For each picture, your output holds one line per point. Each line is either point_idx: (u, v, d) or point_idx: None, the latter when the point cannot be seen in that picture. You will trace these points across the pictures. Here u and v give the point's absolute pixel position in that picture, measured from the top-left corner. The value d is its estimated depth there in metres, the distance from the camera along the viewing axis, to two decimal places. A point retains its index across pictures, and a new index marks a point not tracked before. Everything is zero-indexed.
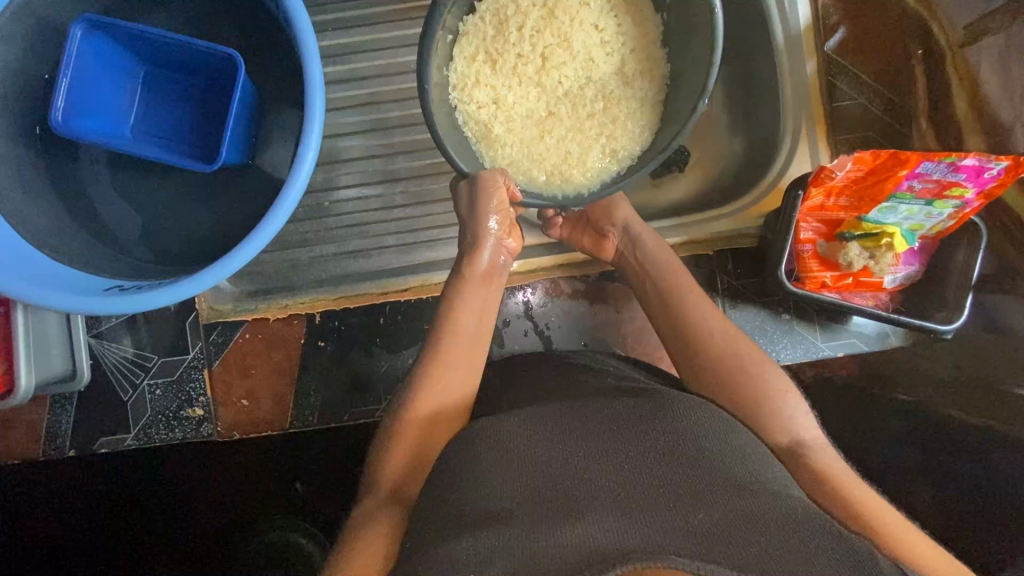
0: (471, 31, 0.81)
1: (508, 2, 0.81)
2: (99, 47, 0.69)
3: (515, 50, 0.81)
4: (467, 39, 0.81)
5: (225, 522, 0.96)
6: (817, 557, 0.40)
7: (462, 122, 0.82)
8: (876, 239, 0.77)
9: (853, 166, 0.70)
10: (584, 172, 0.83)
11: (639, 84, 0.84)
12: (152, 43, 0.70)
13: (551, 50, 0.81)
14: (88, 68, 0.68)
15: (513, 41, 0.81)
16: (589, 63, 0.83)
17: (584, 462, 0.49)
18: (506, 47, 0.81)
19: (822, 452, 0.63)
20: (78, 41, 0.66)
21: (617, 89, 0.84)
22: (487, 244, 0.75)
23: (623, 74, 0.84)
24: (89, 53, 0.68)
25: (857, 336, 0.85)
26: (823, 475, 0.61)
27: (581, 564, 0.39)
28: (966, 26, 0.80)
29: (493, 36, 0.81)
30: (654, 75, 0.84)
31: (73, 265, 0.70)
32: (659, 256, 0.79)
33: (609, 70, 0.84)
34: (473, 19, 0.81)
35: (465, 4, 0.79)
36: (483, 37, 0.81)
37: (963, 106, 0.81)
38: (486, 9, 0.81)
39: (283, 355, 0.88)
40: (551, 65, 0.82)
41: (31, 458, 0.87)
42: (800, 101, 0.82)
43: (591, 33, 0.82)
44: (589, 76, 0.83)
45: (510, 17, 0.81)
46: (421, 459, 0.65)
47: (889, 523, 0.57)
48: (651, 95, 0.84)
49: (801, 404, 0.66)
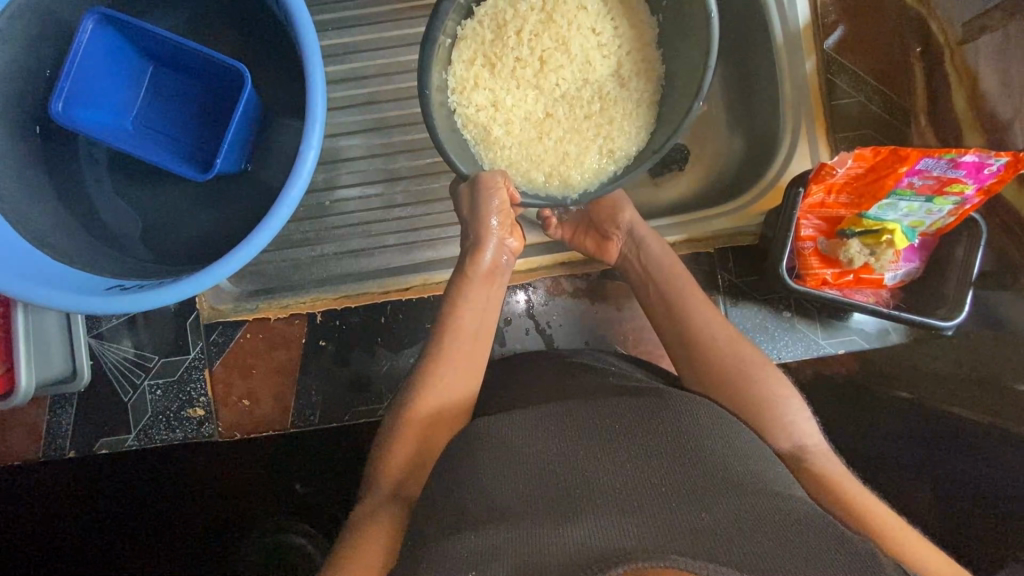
0: (470, 35, 0.81)
1: (506, 6, 0.81)
2: (110, 43, 0.69)
3: (514, 54, 0.81)
4: (465, 42, 0.81)
5: (225, 522, 0.95)
6: (817, 558, 0.39)
7: (462, 125, 0.82)
8: (877, 236, 0.77)
9: (853, 163, 0.70)
10: (583, 172, 0.83)
11: (635, 85, 0.84)
12: (159, 43, 0.71)
13: (549, 53, 0.82)
14: (95, 64, 0.69)
15: (511, 44, 0.81)
16: (586, 66, 0.83)
17: (587, 462, 0.49)
18: (505, 50, 0.81)
19: (824, 457, 0.63)
20: (89, 33, 0.67)
21: (614, 90, 0.84)
22: (488, 244, 0.75)
23: (620, 76, 0.84)
24: (98, 50, 0.68)
25: (857, 333, 0.86)
26: (825, 479, 0.61)
27: (580, 563, 0.38)
28: (964, 23, 0.81)
29: (492, 40, 0.81)
30: (650, 76, 0.84)
31: (72, 265, 0.70)
32: (661, 258, 0.79)
33: (606, 71, 0.84)
34: (471, 23, 0.81)
35: (463, 8, 0.79)
36: (481, 41, 0.81)
37: (961, 102, 0.82)
38: (484, 14, 0.81)
39: (284, 355, 0.87)
40: (549, 68, 0.82)
41: (30, 460, 0.86)
42: (800, 101, 0.83)
43: (588, 36, 0.83)
44: (586, 78, 0.84)
45: (509, 20, 0.81)
46: (422, 459, 0.65)
47: (890, 526, 0.58)
48: (646, 96, 0.84)
49: (802, 408, 0.66)
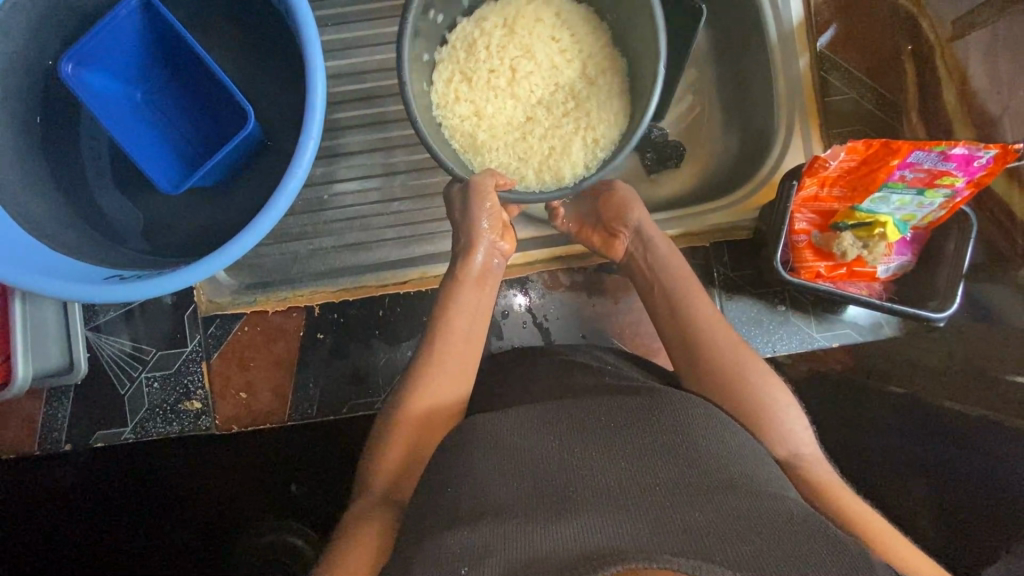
0: (446, 59, 0.84)
1: (472, 27, 0.83)
2: (138, 29, 0.70)
3: (486, 66, 0.82)
4: (443, 65, 0.84)
5: (222, 519, 0.97)
6: (812, 558, 0.40)
7: (449, 136, 0.83)
8: (868, 229, 0.78)
9: (845, 156, 0.72)
10: (573, 164, 0.83)
11: (603, 80, 0.85)
12: (179, 42, 0.71)
13: (518, 62, 0.83)
14: (112, 44, 0.69)
15: (482, 59, 0.82)
16: (554, 70, 0.84)
17: (584, 458, 0.50)
18: (476, 65, 0.82)
19: (818, 465, 0.65)
20: (129, 11, 0.68)
21: (584, 88, 0.85)
22: (479, 246, 0.76)
23: (586, 75, 0.85)
24: (128, 26, 0.69)
25: (850, 326, 0.88)
26: (821, 488, 0.62)
27: (573, 562, 0.39)
28: (954, 21, 0.84)
29: (464, 58, 0.83)
30: (615, 67, 0.85)
31: (72, 256, 0.70)
32: (667, 258, 0.79)
33: (573, 72, 0.85)
34: (445, 50, 0.84)
35: (433, 37, 0.82)
36: (456, 61, 0.83)
37: (950, 96, 0.83)
38: (456, 39, 0.84)
39: (282, 347, 0.87)
40: (520, 76, 0.83)
41: (25, 454, 0.85)
42: (793, 93, 0.85)
43: (548, 43, 0.84)
44: (556, 81, 0.84)
45: (476, 38, 0.83)
46: (416, 457, 0.65)
47: (887, 536, 0.58)
48: (616, 86, 0.85)
49: (801, 418, 0.67)
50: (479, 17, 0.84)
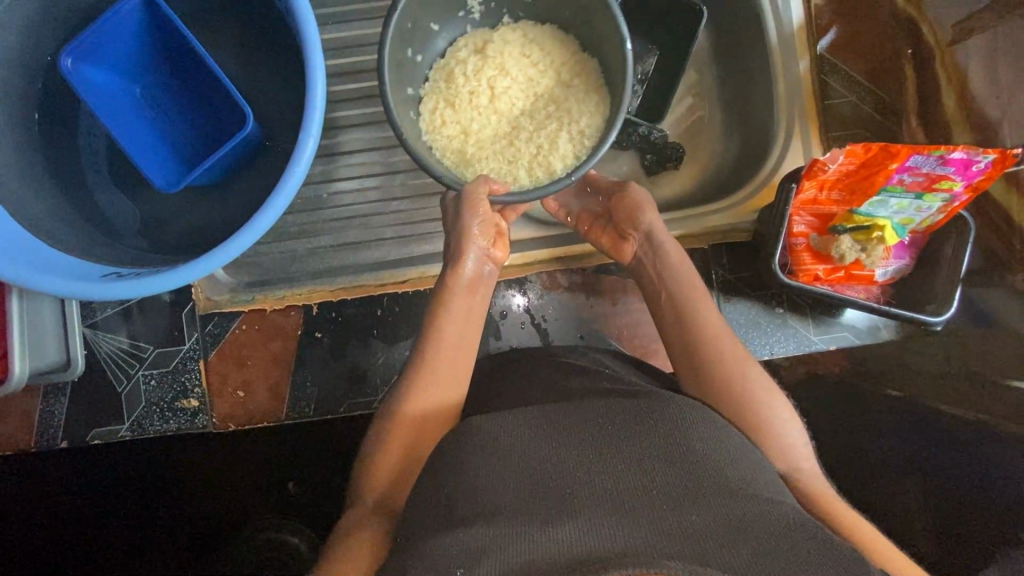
0: (430, 92, 0.85)
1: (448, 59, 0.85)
2: (138, 25, 0.70)
3: (466, 88, 0.83)
4: (428, 98, 0.85)
5: (221, 516, 0.97)
6: (807, 562, 0.40)
7: (440, 157, 0.83)
8: (867, 232, 0.79)
9: (845, 159, 0.72)
10: (563, 157, 0.81)
11: (578, 81, 0.85)
12: (180, 40, 0.71)
13: (495, 79, 0.83)
14: (112, 40, 0.69)
15: (461, 82, 0.83)
16: (530, 83, 0.84)
17: (581, 461, 0.50)
18: (456, 88, 0.83)
19: (815, 479, 0.65)
20: (132, 6, 0.68)
21: (561, 92, 0.85)
22: (468, 254, 0.75)
23: (561, 79, 0.85)
24: (128, 23, 0.69)
25: (848, 330, 0.87)
26: (815, 498, 0.62)
27: (569, 565, 0.39)
28: (955, 25, 0.83)
29: (445, 87, 0.84)
30: (586, 64, 0.85)
31: (69, 252, 0.69)
32: (677, 265, 0.79)
33: (549, 80, 0.85)
34: (428, 86, 0.85)
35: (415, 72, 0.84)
36: (438, 91, 0.84)
37: (950, 103, 0.82)
38: (436, 75, 0.85)
39: (279, 345, 0.87)
40: (500, 92, 0.83)
41: (21, 451, 0.85)
42: (794, 96, 0.85)
43: (520, 60, 0.84)
44: (535, 92, 0.85)
45: (453, 67, 0.84)
46: (413, 460, 0.66)
47: (881, 547, 0.58)
48: (591, 80, 0.85)
49: (802, 435, 0.68)
50: (453, 52, 0.86)
